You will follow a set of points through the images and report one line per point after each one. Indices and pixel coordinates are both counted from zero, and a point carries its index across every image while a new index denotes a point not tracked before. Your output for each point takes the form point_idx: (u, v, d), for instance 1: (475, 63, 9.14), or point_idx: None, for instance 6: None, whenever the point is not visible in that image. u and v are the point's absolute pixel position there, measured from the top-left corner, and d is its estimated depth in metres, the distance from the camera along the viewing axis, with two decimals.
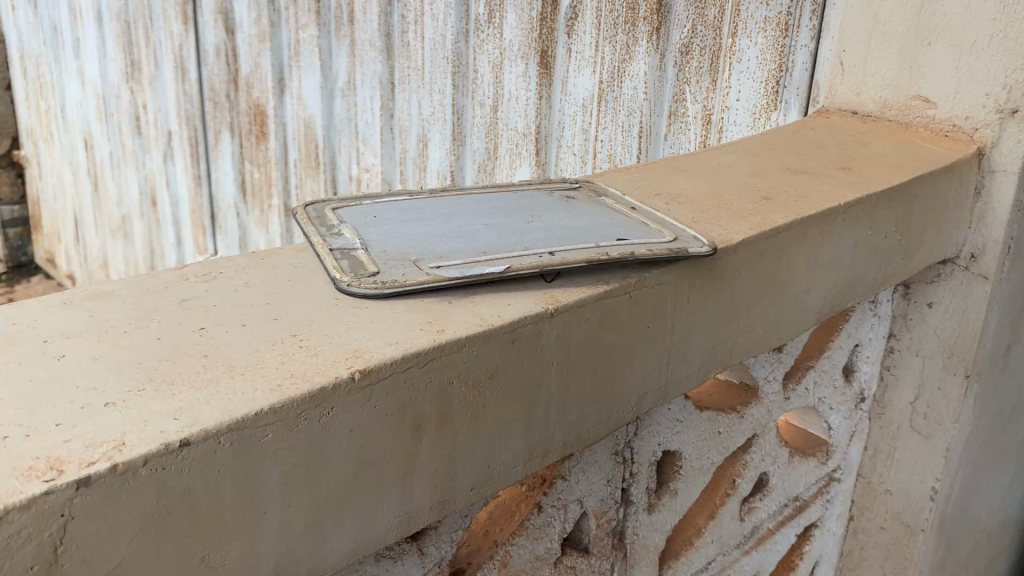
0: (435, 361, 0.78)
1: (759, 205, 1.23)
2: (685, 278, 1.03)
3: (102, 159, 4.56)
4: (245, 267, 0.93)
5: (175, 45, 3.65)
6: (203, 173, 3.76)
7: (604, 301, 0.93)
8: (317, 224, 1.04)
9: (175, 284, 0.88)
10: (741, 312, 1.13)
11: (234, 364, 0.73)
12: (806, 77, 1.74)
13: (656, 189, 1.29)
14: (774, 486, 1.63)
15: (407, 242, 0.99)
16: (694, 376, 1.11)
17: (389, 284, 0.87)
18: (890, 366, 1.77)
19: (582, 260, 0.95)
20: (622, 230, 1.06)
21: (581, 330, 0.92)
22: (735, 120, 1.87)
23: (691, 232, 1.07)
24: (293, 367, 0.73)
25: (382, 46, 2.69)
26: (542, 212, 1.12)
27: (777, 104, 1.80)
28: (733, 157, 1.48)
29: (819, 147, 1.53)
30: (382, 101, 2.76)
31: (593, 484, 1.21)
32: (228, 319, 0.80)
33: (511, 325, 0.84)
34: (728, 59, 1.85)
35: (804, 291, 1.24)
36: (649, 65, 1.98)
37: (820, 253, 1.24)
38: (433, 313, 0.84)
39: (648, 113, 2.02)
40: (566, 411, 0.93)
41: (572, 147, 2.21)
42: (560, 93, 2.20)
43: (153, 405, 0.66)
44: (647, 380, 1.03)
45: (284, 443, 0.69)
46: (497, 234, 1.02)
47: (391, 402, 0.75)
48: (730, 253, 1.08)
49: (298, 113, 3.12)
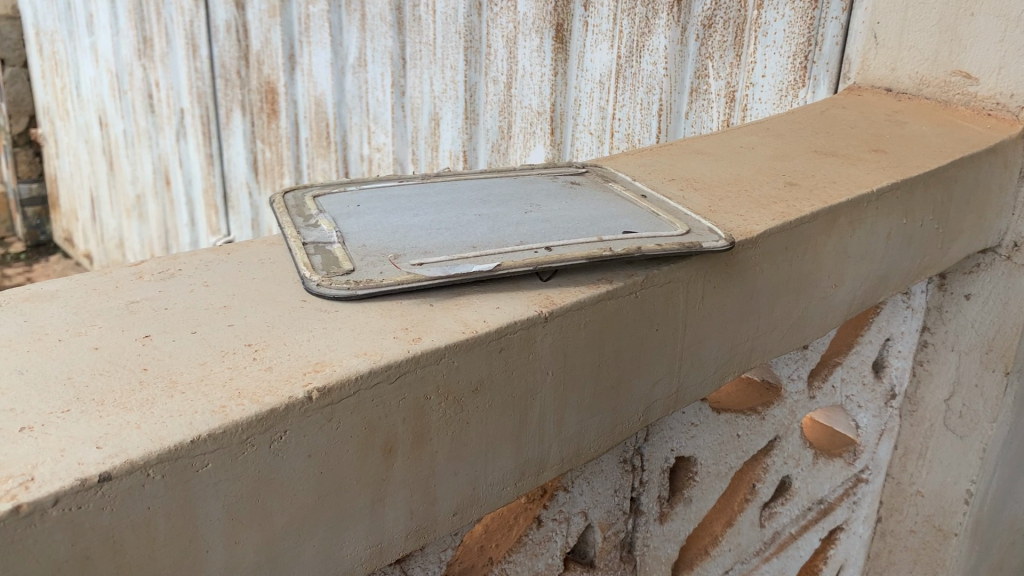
0: (408, 376, 0.69)
1: (783, 192, 1.12)
2: (699, 275, 0.93)
3: (116, 137, 4.50)
4: (207, 264, 0.84)
5: (186, 20, 3.56)
6: (215, 152, 3.68)
7: (606, 303, 0.83)
8: (293, 214, 0.95)
9: (126, 284, 0.79)
10: (761, 311, 1.03)
11: (175, 379, 0.64)
12: (836, 51, 1.62)
13: (670, 173, 1.18)
14: (797, 489, 1.53)
15: (388, 235, 0.89)
16: (709, 382, 1.01)
17: (363, 284, 0.78)
18: (923, 360, 1.65)
19: (582, 256, 0.85)
20: (629, 221, 0.96)
21: (580, 334, 0.82)
22: (760, 97, 1.74)
23: (706, 224, 0.96)
24: (241, 384, 0.64)
25: (392, 21, 2.58)
26: (542, 200, 1.02)
27: (805, 81, 1.67)
28: (757, 138, 1.37)
29: (850, 127, 1.41)
30: (393, 77, 2.65)
31: (598, 494, 1.11)
32: (176, 325, 0.71)
33: (498, 332, 0.74)
34: (753, 32, 1.71)
35: (832, 286, 1.13)
36: (669, 40, 1.85)
37: (851, 244, 1.14)
38: (410, 318, 0.75)
39: (668, 89, 1.88)
40: (564, 424, 0.84)
41: (588, 126, 2.09)
42: (576, 68, 2.07)
43: (73, 432, 0.58)
44: (656, 388, 0.93)
45: (226, 474, 0.60)
46: (489, 225, 0.92)
47: (356, 422, 0.66)
48: (750, 247, 0.97)
49: (310, 90, 3.02)
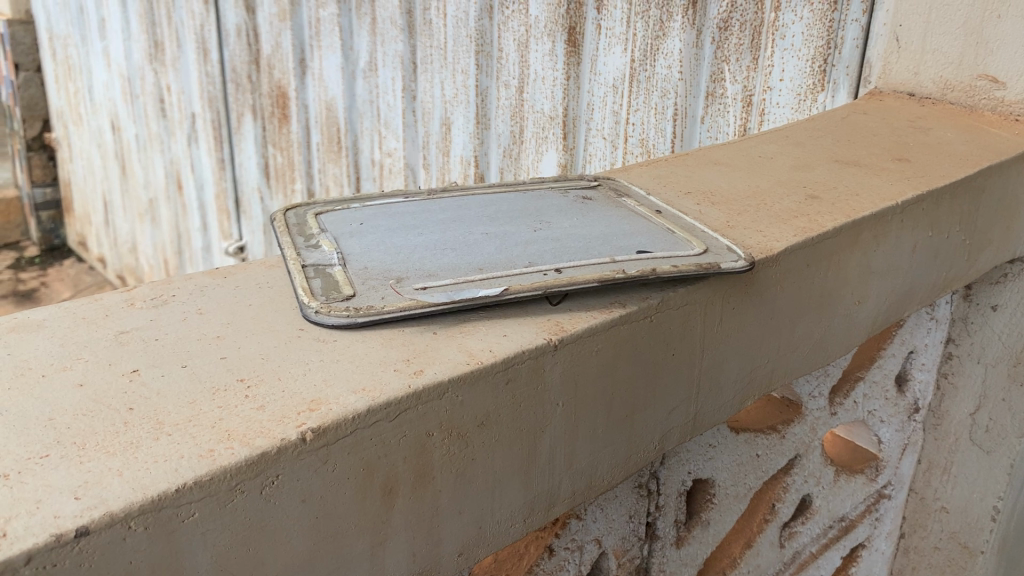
0: (409, 413, 0.65)
1: (803, 205, 1.08)
2: (718, 296, 0.88)
3: (129, 142, 4.48)
4: (202, 288, 0.81)
5: (197, 24, 3.54)
6: (227, 157, 3.65)
7: (618, 328, 0.79)
8: (293, 233, 0.92)
9: (117, 312, 0.75)
10: (781, 331, 0.99)
11: (162, 419, 0.61)
12: (856, 55, 1.52)
13: (687, 186, 1.14)
14: (818, 508, 1.49)
15: (392, 256, 0.86)
16: (727, 407, 0.97)
17: (364, 310, 0.74)
18: (947, 373, 1.60)
19: (593, 278, 0.81)
20: (643, 239, 0.92)
21: (591, 362, 0.78)
22: (778, 102, 1.61)
23: (724, 241, 0.92)
24: (231, 426, 0.60)
25: (402, 25, 2.46)
26: (552, 216, 0.98)
27: (824, 85, 1.57)
28: (776, 147, 1.32)
29: (872, 134, 1.36)
30: (404, 82, 2.54)
31: (613, 521, 1.07)
32: (166, 358, 0.68)
33: (505, 363, 0.71)
34: (770, 35, 1.59)
35: (856, 303, 1.09)
36: (684, 43, 1.71)
37: (875, 259, 1.09)
38: (413, 348, 0.71)
39: (683, 93, 1.74)
40: (575, 457, 0.80)
41: (602, 130, 1.93)
42: (589, 72, 1.92)
43: (51, 480, 0.54)
44: (672, 415, 0.89)
45: (214, 523, 0.56)
46: (497, 245, 0.89)
47: (354, 463, 0.63)
48: (770, 265, 0.93)
49: (320, 94, 2.96)
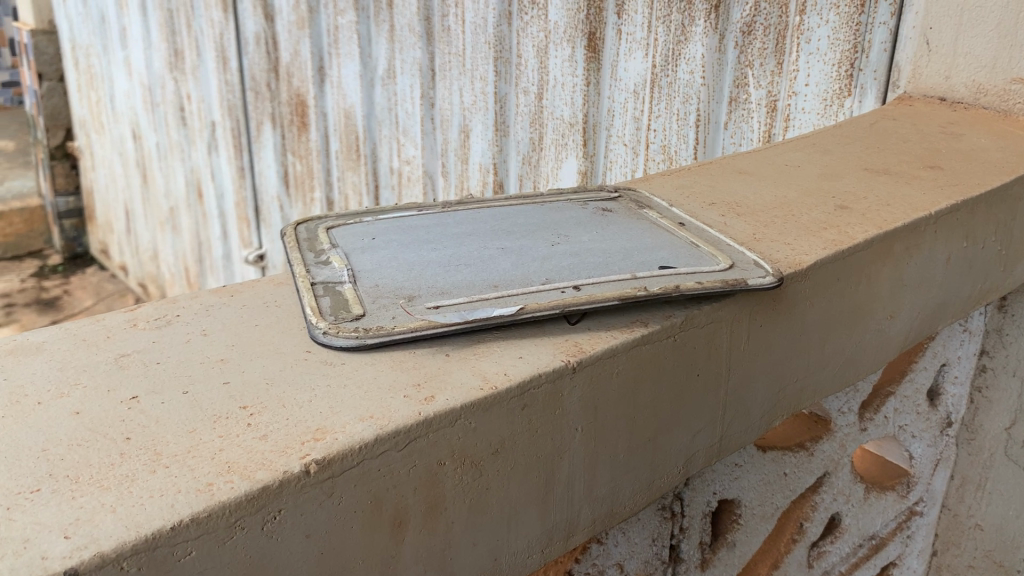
0: (420, 442, 0.62)
1: (833, 216, 1.03)
2: (744, 313, 0.85)
3: (150, 150, 4.48)
4: (207, 308, 0.78)
5: (216, 33, 3.53)
6: (247, 165, 3.64)
7: (641, 349, 0.76)
8: (304, 249, 0.89)
9: (119, 333, 0.73)
10: (810, 349, 0.95)
11: (161, 450, 0.58)
12: (884, 59, 1.42)
13: (710, 197, 1.10)
14: (848, 527, 1.44)
15: (404, 273, 0.82)
16: (754, 428, 0.93)
17: (373, 331, 0.71)
18: (982, 387, 1.55)
19: (613, 297, 0.77)
20: (666, 254, 0.88)
21: (612, 385, 0.75)
22: (804, 108, 1.51)
23: (750, 256, 0.88)
24: (232, 457, 0.57)
25: (420, 31, 2.43)
26: (571, 229, 0.94)
27: (851, 90, 1.47)
28: (803, 155, 1.28)
29: (902, 140, 1.31)
30: (422, 89, 2.50)
31: (635, 545, 1.03)
32: (166, 384, 0.65)
33: (521, 387, 0.67)
34: (795, 39, 1.48)
35: (887, 318, 1.05)
36: (706, 47, 1.60)
37: (908, 273, 1.05)
38: (424, 372, 0.68)
39: (705, 99, 1.63)
40: (596, 483, 0.76)
41: (622, 137, 1.82)
42: (609, 78, 1.81)
43: (40, 518, 0.51)
44: (697, 438, 0.85)
45: (213, 562, 0.53)
46: (513, 260, 0.85)
47: (361, 495, 0.60)
48: (800, 280, 0.89)
49: (339, 102, 2.94)
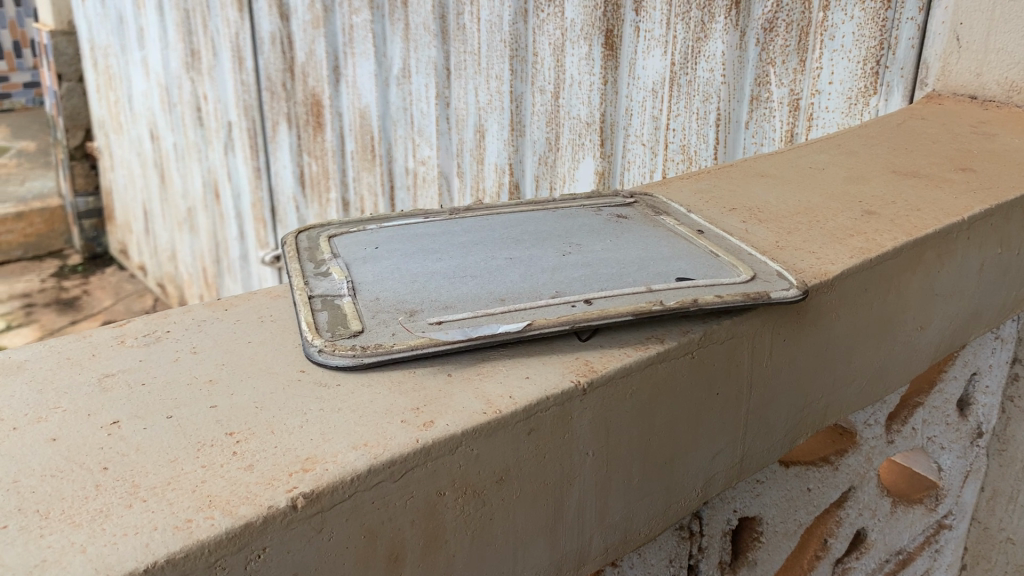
0: (418, 471, 0.58)
1: (860, 222, 0.98)
2: (767, 328, 0.80)
3: (167, 150, 4.47)
4: (199, 323, 0.74)
5: (232, 33, 3.51)
6: (263, 165, 3.61)
7: (656, 367, 0.72)
8: (304, 259, 0.85)
9: (105, 351, 0.69)
10: (836, 363, 0.90)
11: (139, 482, 0.54)
12: (912, 56, 1.34)
13: (730, 202, 1.05)
14: (874, 542, 1.38)
15: (406, 285, 0.78)
16: (777, 447, 0.88)
17: (371, 349, 0.67)
18: (1014, 396, 1.48)
19: (627, 311, 0.73)
20: (683, 264, 0.84)
21: (626, 406, 0.70)
22: (827, 106, 1.43)
23: (773, 267, 0.84)
24: (215, 490, 0.53)
25: (436, 30, 2.39)
26: (584, 237, 0.90)
27: (877, 88, 1.39)
28: (828, 157, 1.22)
29: (931, 140, 1.26)
30: (437, 89, 2.46)
31: (651, 567, 0.99)
32: (151, 407, 0.61)
33: (527, 411, 0.63)
34: (818, 36, 1.40)
35: (917, 329, 1.00)
36: (727, 45, 1.52)
37: (939, 281, 1.00)
38: (424, 394, 0.64)
39: (726, 98, 1.55)
40: (608, 510, 0.72)
41: (640, 136, 1.72)
42: (627, 76, 1.72)
43: (4, 559, 0.48)
44: (716, 460, 0.81)
45: None
46: (522, 272, 0.81)
47: (353, 530, 0.56)
48: (826, 291, 0.84)
49: (354, 102, 2.90)
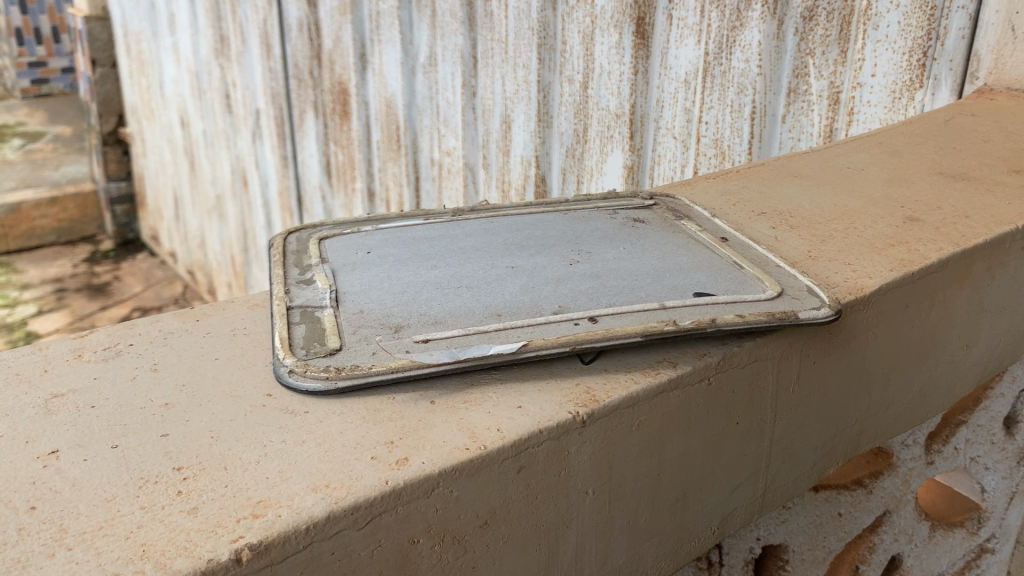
0: (387, 517, 0.51)
1: (902, 230, 0.89)
2: (795, 349, 0.72)
3: (197, 137, 4.44)
4: (166, 336, 0.68)
5: (260, 19, 3.45)
6: (290, 154, 3.56)
7: (668, 396, 0.64)
8: (289, 264, 0.79)
9: (58, 367, 0.63)
10: (872, 386, 0.82)
11: (67, 526, 0.48)
12: (963, 47, 1.23)
13: (760, 206, 0.96)
14: (910, 568, 1.29)
15: (394, 296, 0.71)
16: (803, 478, 0.80)
17: (345, 372, 0.60)
18: None
19: (636, 332, 0.65)
20: (702, 277, 0.76)
21: (632, 439, 0.63)
22: (869, 100, 1.32)
23: (803, 282, 0.75)
24: (149, 538, 0.47)
25: (463, 17, 2.31)
26: (595, 244, 0.83)
27: (923, 81, 1.28)
28: (869, 156, 1.13)
29: (983, 138, 1.16)
30: (464, 77, 2.39)
31: None
32: (96, 435, 0.55)
33: (516, 447, 0.56)
34: (861, 25, 1.29)
35: (963, 348, 0.91)
36: (763, 34, 1.39)
37: (988, 296, 0.90)
38: (401, 424, 0.57)
39: (761, 90, 1.42)
40: (611, 553, 0.65)
41: (671, 129, 1.60)
42: (659, 66, 1.59)
43: None
44: (735, 494, 0.73)
45: None
46: (523, 283, 0.73)
47: None
48: (862, 308, 0.76)
49: (380, 90, 2.83)
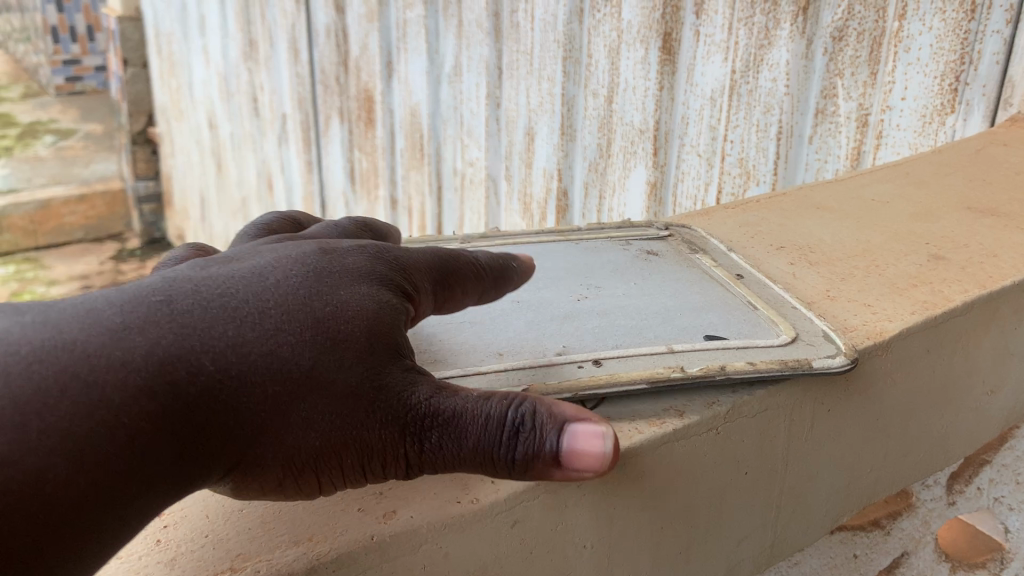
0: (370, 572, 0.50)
1: (926, 269, 0.86)
2: (809, 397, 0.69)
3: (224, 139, 4.46)
4: None
5: (289, 24, 3.45)
6: (315, 159, 3.57)
7: (673, 447, 0.61)
8: None
9: None
10: (890, 433, 0.79)
11: None
12: (996, 72, 1.18)
13: (779, 239, 0.94)
14: None
15: None
16: (816, 527, 0.78)
17: None
18: None
19: (642, 378, 0.63)
20: (714, 318, 0.73)
21: (633, 491, 0.60)
22: (900, 124, 1.27)
23: (820, 326, 0.72)
24: None
25: (489, 27, 2.29)
26: (604, 277, 0.80)
27: (954, 106, 1.23)
28: (896, 187, 1.10)
29: (1015, 171, 1.12)
30: (488, 88, 2.37)
31: None
32: None
33: (511, 501, 0.54)
34: (892, 47, 1.25)
35: (987, 394, 0.87)
36: (792, 53, 1.36)
37: (1014, 339, 0.87)
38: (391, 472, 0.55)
39: (788, 110, 1.39)
40: None
41: (696, 147, 1.56)
42: (685, 82, 1.56)
43: None
44: (743, 545, 0.71)
45: None
46: (528, 320, 0.71)
47: None
48: (880, 355, 0.73)
49: (405, 98, 2.81)
